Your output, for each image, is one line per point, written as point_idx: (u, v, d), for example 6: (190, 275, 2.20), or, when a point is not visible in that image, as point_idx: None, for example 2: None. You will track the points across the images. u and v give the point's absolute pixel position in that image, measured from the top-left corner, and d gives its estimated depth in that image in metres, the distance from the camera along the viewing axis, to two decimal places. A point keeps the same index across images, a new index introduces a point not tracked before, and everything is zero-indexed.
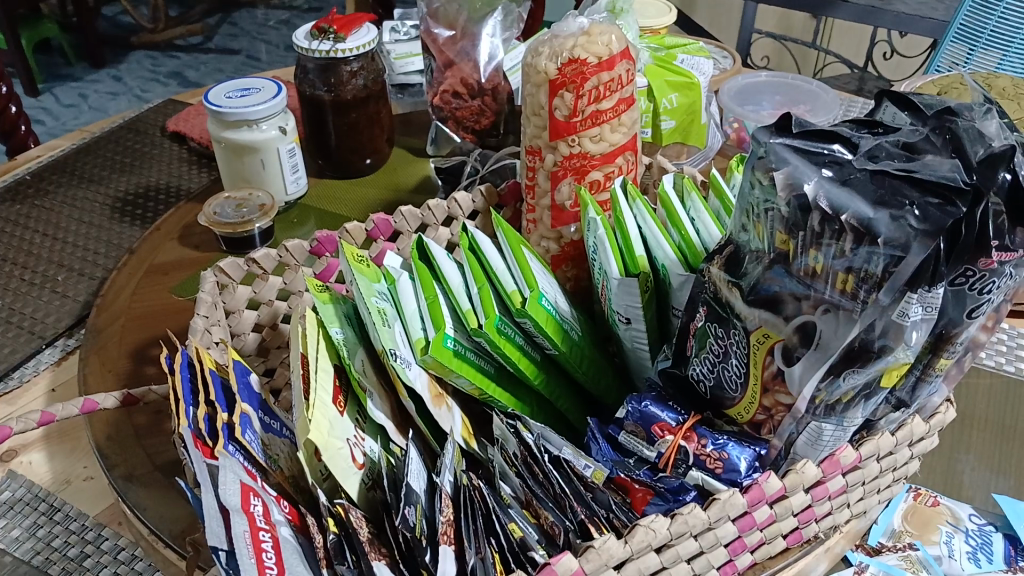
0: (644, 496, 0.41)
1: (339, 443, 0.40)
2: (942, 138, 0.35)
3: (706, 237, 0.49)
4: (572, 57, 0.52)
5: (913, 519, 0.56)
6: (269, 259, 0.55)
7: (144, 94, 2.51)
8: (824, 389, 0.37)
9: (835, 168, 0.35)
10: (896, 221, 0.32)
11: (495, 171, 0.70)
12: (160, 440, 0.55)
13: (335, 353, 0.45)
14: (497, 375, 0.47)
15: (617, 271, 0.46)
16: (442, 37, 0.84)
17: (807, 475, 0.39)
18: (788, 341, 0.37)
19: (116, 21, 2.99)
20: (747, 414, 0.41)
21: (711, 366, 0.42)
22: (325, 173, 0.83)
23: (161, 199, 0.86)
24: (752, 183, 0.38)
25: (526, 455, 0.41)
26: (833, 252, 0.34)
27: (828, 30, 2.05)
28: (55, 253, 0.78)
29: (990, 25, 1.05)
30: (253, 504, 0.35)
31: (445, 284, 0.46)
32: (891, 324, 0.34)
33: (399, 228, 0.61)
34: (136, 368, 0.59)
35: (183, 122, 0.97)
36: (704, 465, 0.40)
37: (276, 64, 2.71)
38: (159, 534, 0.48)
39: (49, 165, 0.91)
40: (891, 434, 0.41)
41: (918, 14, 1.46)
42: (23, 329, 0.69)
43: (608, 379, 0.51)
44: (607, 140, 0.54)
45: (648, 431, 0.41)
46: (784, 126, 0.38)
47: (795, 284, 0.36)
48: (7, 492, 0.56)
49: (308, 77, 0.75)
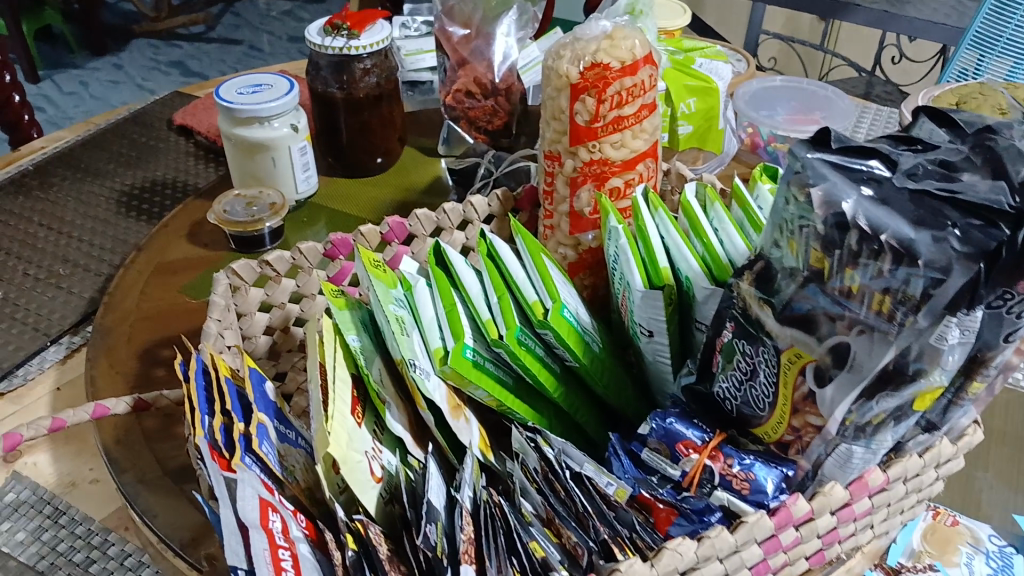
0: (668, 516, 0.40)
1: (357, 456, 0.39)
2: (981, 157, 0.34)
3: (730, 250, 0.47)
4: (594, 62, 0.51)
5: (931, 538, 0.54)
6: (283, 261, 0.55)
7: (145, 84, 2.49)
8: (855, 412, 0.36)
9: (873, 186, 0.34)
10: (938, 243, 0.32)
11: (508, 174, 0.68)
12: (171, 444, 0.54)
13: (351, 361, 0.44)
14: (515, 386, 0.46)
15: (641, 283, 0.45)
16: (456, 35, 0.83)
17: (834, 498, 0.38)
18: (820, 361, 0.36)
19: (117, 9, 2.97)
20: (775, 434, 0.40)
21: (738, 384, 0.41)
22: (335, 172, 0.82)
23: (169, 194, 0.85)
24: (786, 198, 0.36)
25: (547, 471, 0.41)
26: (870, 272, 0.33)
27: (835, 32, 2.04)
28: (60, 247, 0.77)
29: (1007, 33, 1.03)
30: (271, 520, 0.35)
31: (463, 291, 0.46)
32: (927, 347, 0.34)
33: (413, 231, 0.59)
34: (144, 371, 0.58)
35: (189, 116, 0.96)
36: (729, 486, 0.39)
37: (279, 54, 2.69)
38: (168, 542, 0.47)
39: (54, 156, 0.90)
40: (919, 456, 0.41)
41: (931, 18, 1.43)
42: (27, 326, 0.67)
43: (627, 392, 0.49)
44: (628, 146, 0.53)
45: (672, 449, 0.41)
46: (821, 140, 0.36)
47: (828, 303, 0.35)
48: (12, 494, 0.55)
49: (321, 74, 0.74)
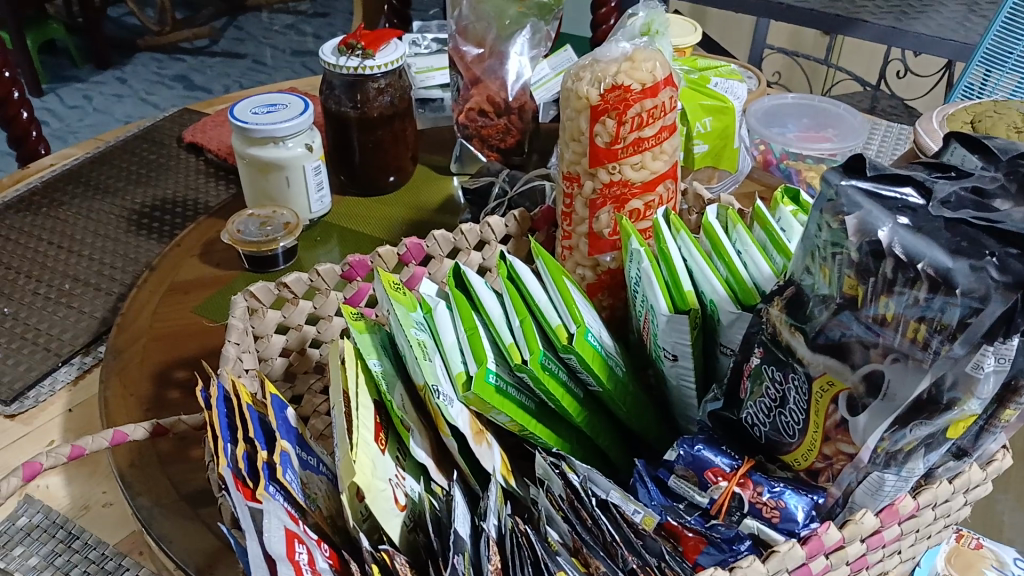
0: (697, 545, 0.39)
1: (382, 484, 0.39)
2: (1016, 185, 0.34)
3: (755, 272, 0.47)
4: (615, 83, 0.50)
5: (955, 562, 0.53)
6: (300, 283, 0.54)
7: (149, 97, 2.49)
8: (888, 439, 0.36)
9: (909, 215, 0.33)
10: (976, 272, 0.31)
11: (523, 194, 0.68)
12: (186, 467, 0.53)
13: (373, 387, 0.43)
14: (538, 411, 0.46)
15: (665, 307, 0.44)
16: (470, 55, 0.83)
17: (865, 526, 0.38)
18: (853, 390, 0.36)
19: (121, 23, 2.98)
20: (805, 461, 0.40)
21: (766, 412, 0.40)
22: (347, 190, 0.82)
23: (179, 212, 0.85)
24: (818, 225, 0.36)
25: (573, 499, 0.40)
26: (906, 301, 0.33)
27: (839, 47, 2.04)
28: (70, 266, 0.76)
29: (1018, 51, 1.03)
30: (298, 552, 0.35)
31: (484, 315, 0.45)
32: (963, 376, 0.33)
33: (430, 252, 0.59)
34: (158, 392, 0.58)
35: (199, 133, 0.95)
36: (760, 514, 0.39)
37: (282, 68, 2.69)
38: (184, 568, 0.46)
39: (63, 174, 0.90)
40: (949, 484, 0.40)
41: (938, 35, 1.44)
42: (39, 345, 0.67)
43: (650, 416, 0.49)
44: (648, 168, 0.53)
45: (700, 476, 0.40)
46: (855, 167, 0.36)
47: (863, 331, 0.35)
48: (24, 517, 0.54)
49: (334, 93, 0.74)
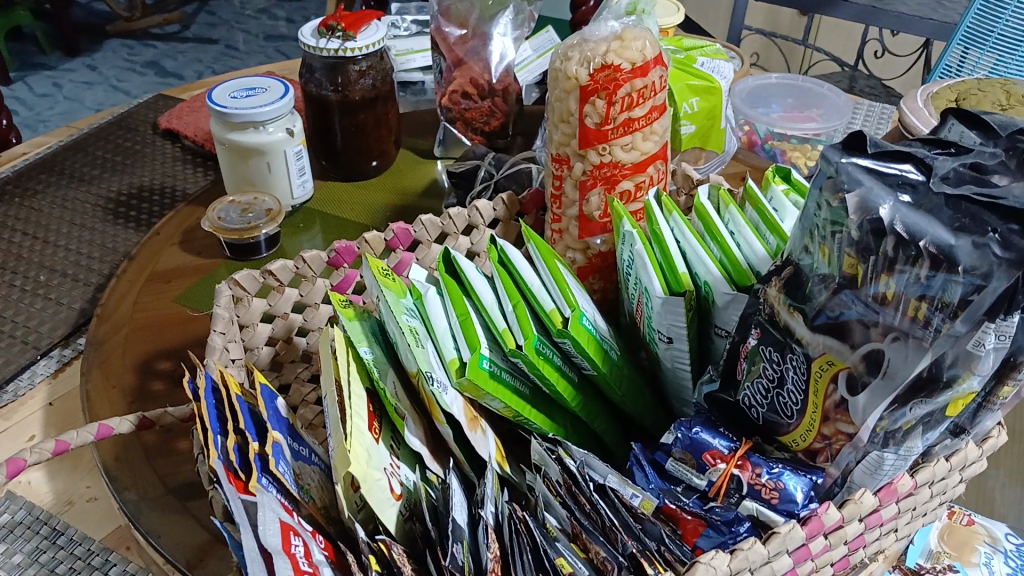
0: (696, 527, 0.39)
1: (377, 474, 0.38)
2: (1016, 161, 0.34)
3: (748, 252, 0.47)
4: (605, 63, 0.50)
5: (949, 539, 0.54)
6: (285, 270, 0.52)
7: (120, 84, 2.45)
8: (887, 418, 0.35)
9: (910, 192, 0.33)
10: (979, 249, 0.31)
11: (509, 177, 0.67)
12: (172, 460, 0.52)
13: (366, 374, 0.43)
14: (532, 396, 0.45)
15: (660, 289, 0.43)
16: (452, 36, 0.81)
17: (864, 505, 0.38)
18: (853, 369, 0.35)
19: (90, 9, 2.91)
20: (804, 442, 0.39)
21: (764, 393, 0.40)
22: (329, 175, 0.80)
23: (157, 201, 0.83)
24: (818, 203, 0.36)
25: (570, 484, 0.40)
26: (907, 279, 0.33)
27: (816, 26, 2.04)
28: (46, 257, 0.74)
29: (997, 29, 1.04)
30: (293, 544, 0.34)
31: (476, 301, 0.44)
32: (962, 354, 0.33)
33: (418, 238, 0.58)
34: (141, 384, 0.56)
35: (175, 119, 0.93)
36: (759, 496, 0.38)
37: (256, 53, 2.65)
38: (174, 563, 0.45)
39: (36, 163, 0.88)
40: (946, 461, 0.40)
41: (918, 14, 1.43)
42: (16, 339, 0.65)
43: (645, 400, 0.49)
44: (639, 149, 0.52)
45: (698, 459, 0.40)
46: (854, 144, 0.36)
47: (863, 310, 0.35)
48: (6, 514, 0.52)
49: (314, 76, 0.73)
